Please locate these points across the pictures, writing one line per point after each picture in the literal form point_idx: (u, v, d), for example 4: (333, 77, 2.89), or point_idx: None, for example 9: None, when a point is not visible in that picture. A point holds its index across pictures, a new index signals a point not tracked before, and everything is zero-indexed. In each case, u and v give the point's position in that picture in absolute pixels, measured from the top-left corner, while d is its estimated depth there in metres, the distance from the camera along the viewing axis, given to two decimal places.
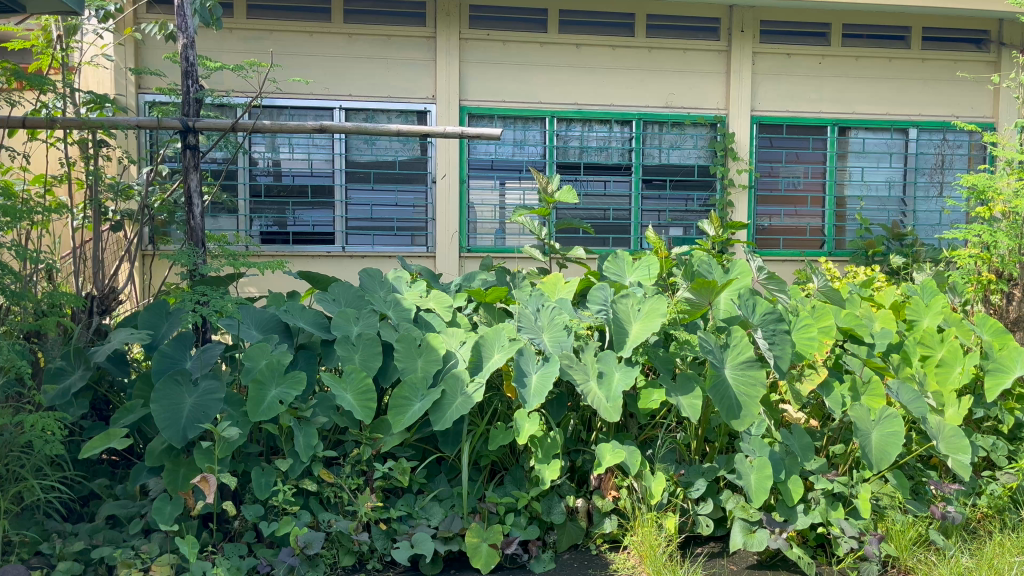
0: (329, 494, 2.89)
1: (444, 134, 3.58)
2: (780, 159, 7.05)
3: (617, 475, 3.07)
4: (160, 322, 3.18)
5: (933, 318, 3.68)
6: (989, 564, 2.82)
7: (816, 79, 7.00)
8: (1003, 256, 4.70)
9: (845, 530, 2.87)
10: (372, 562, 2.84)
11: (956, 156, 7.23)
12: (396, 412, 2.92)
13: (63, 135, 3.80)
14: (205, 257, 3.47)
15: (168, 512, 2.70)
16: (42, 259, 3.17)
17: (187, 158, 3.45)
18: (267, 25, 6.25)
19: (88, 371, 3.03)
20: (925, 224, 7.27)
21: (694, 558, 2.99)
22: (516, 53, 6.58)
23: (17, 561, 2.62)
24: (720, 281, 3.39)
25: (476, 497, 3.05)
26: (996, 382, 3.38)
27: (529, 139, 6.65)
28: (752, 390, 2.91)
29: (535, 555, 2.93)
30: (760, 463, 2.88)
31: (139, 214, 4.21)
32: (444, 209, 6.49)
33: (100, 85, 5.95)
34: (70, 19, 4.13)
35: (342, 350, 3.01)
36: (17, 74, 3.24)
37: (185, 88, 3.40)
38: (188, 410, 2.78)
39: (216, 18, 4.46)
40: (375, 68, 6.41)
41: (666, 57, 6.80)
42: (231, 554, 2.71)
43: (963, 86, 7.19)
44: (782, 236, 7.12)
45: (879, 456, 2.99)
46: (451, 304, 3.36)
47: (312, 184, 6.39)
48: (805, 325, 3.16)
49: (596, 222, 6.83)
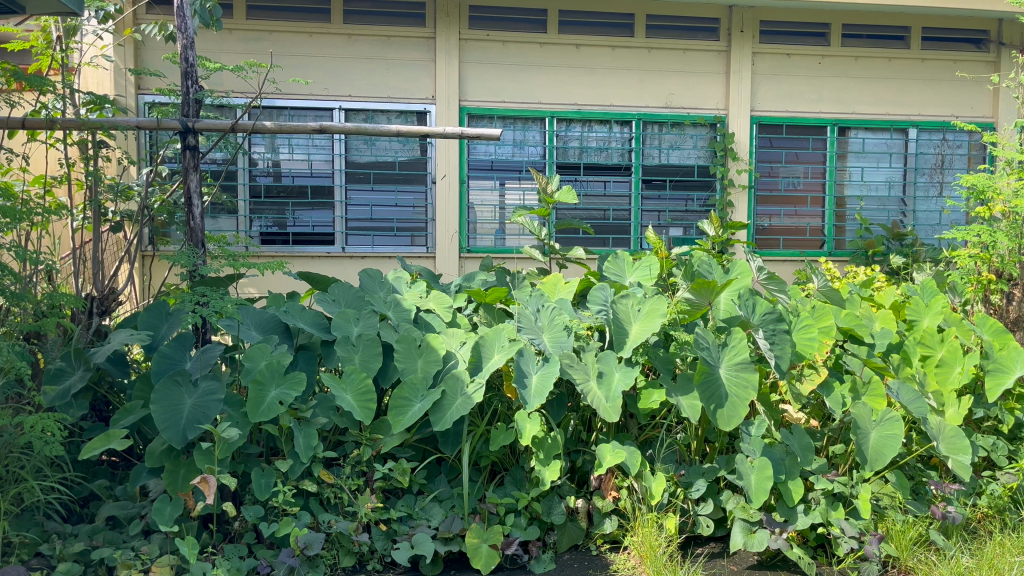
0: (330, 495, 2.89)
1: (444, 134, 3.56)
2: (780, 159, 7.05)
3: (617, 475, 3.06)
4: (160, 322, 3.18)
5: (933, 318, 3.68)
6: (989, 564, 2.82)
7: (816, 79, 7.00)
8: (1003, 256, 4.70)
9: (846, 530, 2.87)
10: (372, 562, 2.84)
11: (956, 156, 7.23)
12: (396, 412, 2.92)
13: (63, 135, 3.79)
14: (205, 257, 3.47)
15: (169, 512, 2.70)
16: (43, 260, 3.17)
17: (186, 159, 3.44)
18: (267, 26, 6.25)
19: (88, 372, 3.03)
20: (925, 224, 7.27)
21: (694, 558, 2.99)
22: (516, 53, 6.58)
23: (17, 562, 2.63)
24: (720, 281, 3.39)
25: (476, 497, 3.05)
26: (996, 382, 3.38)
27: (529, 139, 6.65)
28: (744, 391, 2.90)
29: (535, 555, 2.93)
30: (759, 464, 2.88)
31: (139, 215, 4.21)
32: (444, 210, 6.48)
33: (100, 86, 5.95)
34: (70, 19, 4.12)
35: (342, 351, 3.01)
36: (17, 75, 3.24)
37: (185, 89, 3.40)
38: (188, 410, 2.78)
39: (216, 18, 4.46)
40: (374, 68, 6.41)
41: (665, 57, 6.80)
42: (232, 555, 2.71)
43: (962, 86, 7.19)
44: (782, 236, 7.12)
45: (877, 457, 3.00)
46: (451, 304, 3.36)
47: (312, 185, 6.39)
48: (805, 325, 3.16)
49: (596, 222, 6.84)
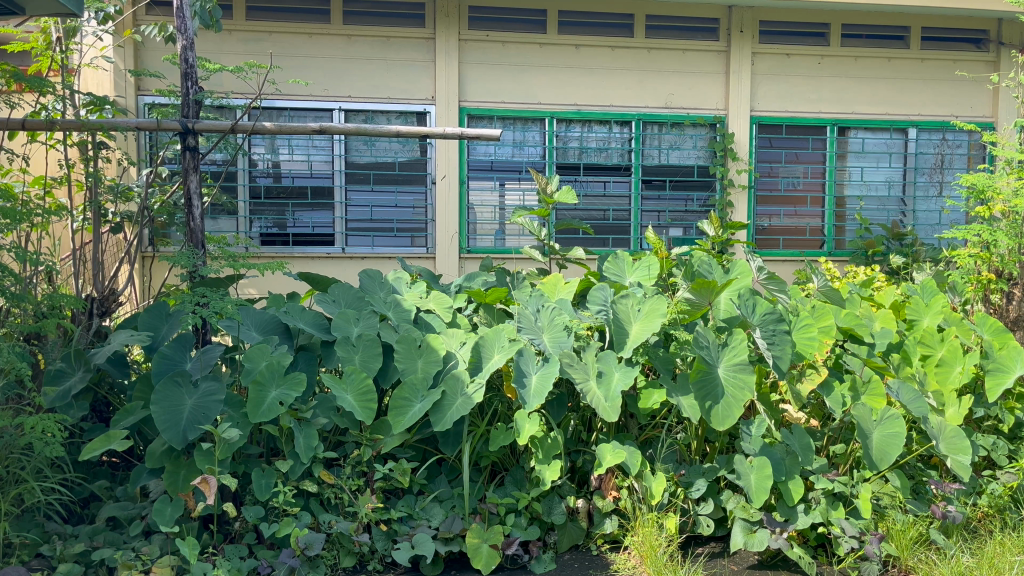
0: (330, 495, 2.89)
1: (444, 134, 3.55)
2: (779, 159, 7.05)
3: (617, 475, 3.06)
4: (160, 323, 3.18)
5: (933, 317, 3.68)
6: (990, 564, 2.82)
7: (815, 79, 7.01)
8: (1003, 256, 4.70)
9: (846, 529, 2.87)
10: (372, 562, 2.84)
11: (956, 156, 7.23)
12: (396, 413, 2.92)
13: (63, 137, 3.79)
14: (205, 258, 3.47)
15: (169, 513, 2.70)
16: (43, 261, 3.18)
17: (186, 160, 3.44)
18: (267, 27, 6.25)
19: (88, 373, 3.03)
20: (925, 224, 7.27)
21: (695, 558, 2.99)
22: (515, 53, 6.59)
23: (17, 563, 2.64)
24: (720, 281, 3.39)
25: (476, 497, 3.05)
26: (996, 381, 3.38)
27: (528, 140, 6.66)
28: (740, 392, 2.91)
29: (535, 555, 2.93)
30: (759, 464, 2.88)
31: (139, 216, 4.22)
32: (444, 210, 6.49)
33: (100, 87, 5.96)
34: (70, 20, 4.13)
35: (342, 351, 3.02)
36: (17, 76, 3.25)
37: (185, 90, 3.40)
38: (188, 411, 2.78)
39: (215, 20, 4.46)
40: (374, 69, 6.42)
41: (665, 57, 6.80)
42: (232, 555, 2.71)
43: (962, 86, 7.19)
44: (782, 236, 7.12)
45: (881, 456, 3.00)
46: (451, 304, 3.36)
47: (312, 186, 6.39)
48: (805, 324, 3.16)
49: (596, 222, 6.84)
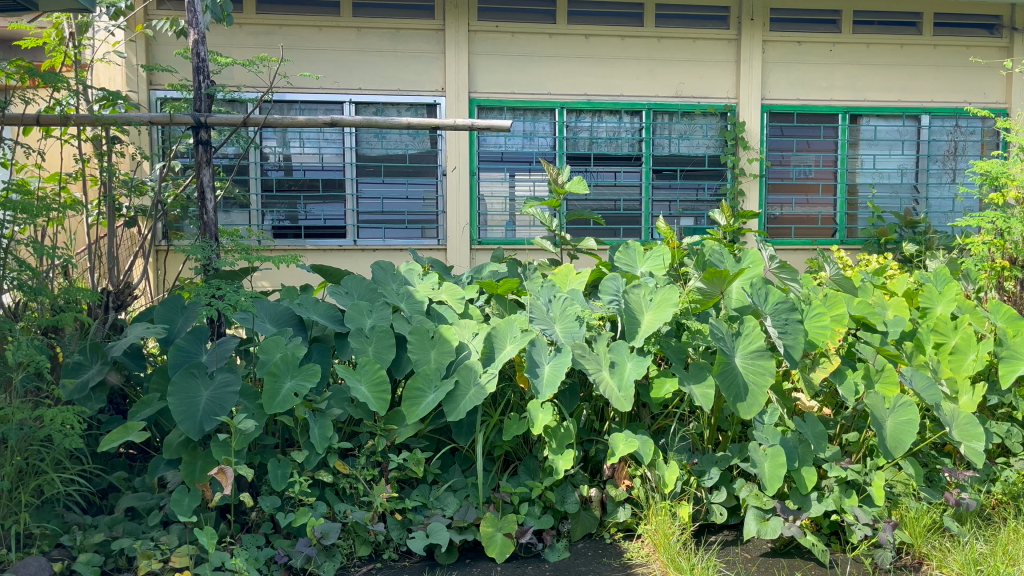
0: (345, 485, 2.92)
1: (455, 125, 3.56)
2: (791, 147, 7.03)
3: (630, 464, 3.07)
4: (176, 316, 3.20)
5: (947, 305, 3.64)
6: (1003, 551, 2.83)
7: (826, 66, 6.96)
8: (1016, 243, 4.65)
9: (859, 517, 2.87)
10: (387, 551, 2.87)
11: (968, 142, 7.19)
12: (410, 403, 2.95)
13: (76, 131, 3.73)
14: (219, 251, 3.48)
15: (187, 503, 2.74)
16: (59, 255, 3.22)
17: (199, 154, 3.45)
18: (277, 20, 6.26)
19: (106, 365, 3.06)
20: (937, 211, 7.24)
21: (708, 546, 3.00)
22: (525, 44, 6.57)
23: (38, 553, 2.68)
24: (731, 270, 3.34)
25: (490, 487, 3.07)
26: (1010, 369, 3.37)
27: (538, 131, 6.65)
28: (762, 378, 2.92)
29: (549, 544, 2.95)
30: (773, 451, 2.89)
31: (153, 210, 4.22)
32: (456, 202, 6.50)
33: (112, 82, 6.00)
34: (81, 15, 4.10)
35: (355, 343, 3.05)
36: (30, 71, 3.26)
37: (197, 84, 3.40)
38: (204, 402, 2.81)
39: (226, 14, 4.57)
40: (384, 62, 6.42)
41: (675, 46, 6.76)
42: (249, 544, 2.75)
43: (974, 72, 7.13)
44: (793, 225, 7.11)
45: (895, 445, 2.99)
46: (463, 296, 3.34)
47: (322, 178, 6.43)
48: (817, 312, 3.15)
49: (607, 213, 6.85)
